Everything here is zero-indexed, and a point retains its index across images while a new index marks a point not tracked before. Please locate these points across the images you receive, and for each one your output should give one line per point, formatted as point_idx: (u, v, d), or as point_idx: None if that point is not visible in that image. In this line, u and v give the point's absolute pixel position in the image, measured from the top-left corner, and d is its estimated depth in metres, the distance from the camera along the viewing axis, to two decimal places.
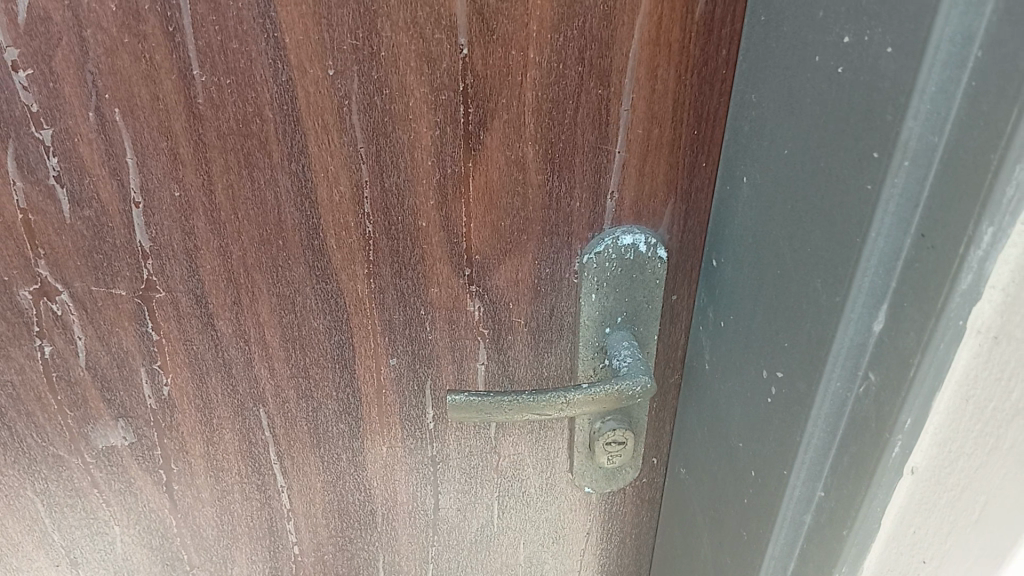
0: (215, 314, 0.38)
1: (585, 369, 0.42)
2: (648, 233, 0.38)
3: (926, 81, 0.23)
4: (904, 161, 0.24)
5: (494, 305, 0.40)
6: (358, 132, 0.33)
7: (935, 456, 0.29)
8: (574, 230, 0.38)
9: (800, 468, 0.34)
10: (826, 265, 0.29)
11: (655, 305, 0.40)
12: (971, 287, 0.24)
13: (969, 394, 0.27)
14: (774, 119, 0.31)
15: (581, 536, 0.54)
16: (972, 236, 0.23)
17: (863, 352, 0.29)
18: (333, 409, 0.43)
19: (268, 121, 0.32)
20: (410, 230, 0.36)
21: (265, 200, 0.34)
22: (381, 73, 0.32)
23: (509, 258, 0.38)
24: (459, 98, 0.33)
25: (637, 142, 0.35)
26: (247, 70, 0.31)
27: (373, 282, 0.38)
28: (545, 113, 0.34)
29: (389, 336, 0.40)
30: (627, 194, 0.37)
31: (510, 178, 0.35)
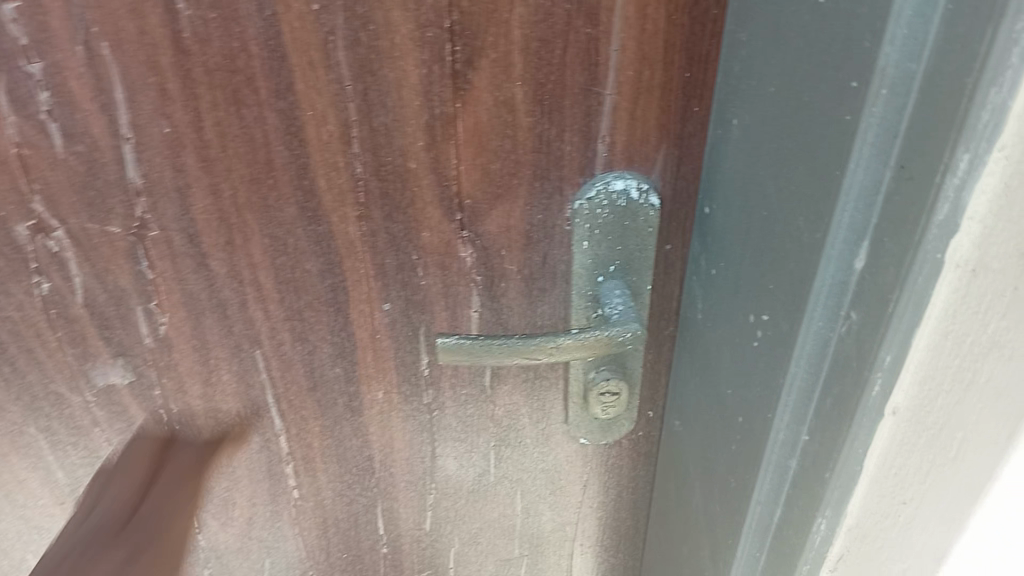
0: (207, 254, 0.38)
1: (578, 317, 0.43)
2: (639, 178, 0.38)
3: (902, 5, 0.22)
4: (882, 89, 0.24)
5: (487, 252, 0.40)
6: (345, 69, 0.33)
7: (915, 395, 0.29)
8: (565, 174, 0.38)
9: (784, 410, 0.34)
10: (808, 201, 0.28)
11: (648, 254, 0.40)
12: (948, 219, 0.24)
13: (948, 331, 0.27)
14: (761, 57, 0.31)
15: (578, 488, 0.54)
16: (947, 163, 0.23)
17: (843, 292, 0.29)
18: (328, 353, 0.43)
19: (254, 57, 0.32)
20: (400, 171, 0.37)
21: (253, 137, 0.34)
22: (367, 8, 0.32)
23: (500, 203, 0.39)
24: (446, 37, 0.33)
25: (627, 84, 0.35)
26: (232, 4, 0.31)
27: (363, 225, 0.38)
28: (533, 52, 0.34)
29: (381, 281, 0.41)
30: (619, 137, 0.37)
31: (499, 120, 0.36)
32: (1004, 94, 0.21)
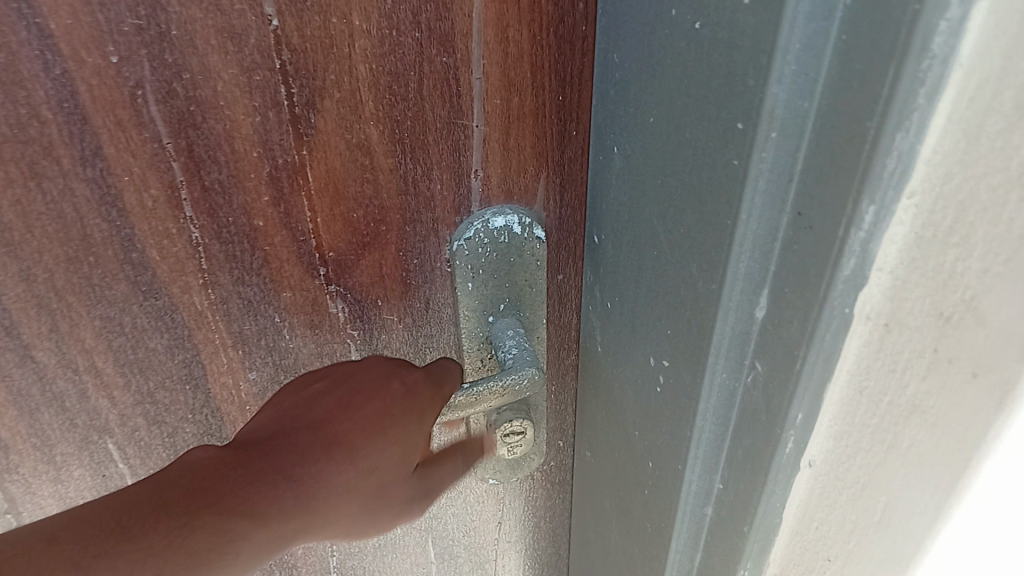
0: (31, 345, 0.35)
1: (472, 362, 0.39)
2: (521, 212, 0.35)
3: (788, 39, 0.20)
4: (772, 132, 0.21)
5: (361, 304, 0.38)
6: (161, 125, 0.30)
7: (832, 450, 0.26)
8: (438, 215, 0.35)
9: (695, 461, 0.31)
10: (700, 247, 0.25)
11: (539, 288, 0.37)
12: (854, 273, 0.21)
13: (862, 385, 0.23)
14: (636, 83, 0.27)
15: (493, 526, 0.51)
16: (852, 215, 0.20)
17: (746, 341, 0.26)
18: (191, 433, 0.41)
19: (48, 123, 0.29)
20: (245, 231, 0.34)
21: (63, 213, 0.31)
22: (177, 55, 0.28)
23: (370, 252, 0.36)
24: (278, 78, 0.29)
25: (496, 113, 0.32)
26: (10, 64, 0.27)
27: (212, 293, 0.35)
28: (384, 88, 0.30)
29: (244, 349, 0.38)
30: (494, 170, 0.34)
31: (354, 164, 0.32)
32: (909, 138, 0.18)
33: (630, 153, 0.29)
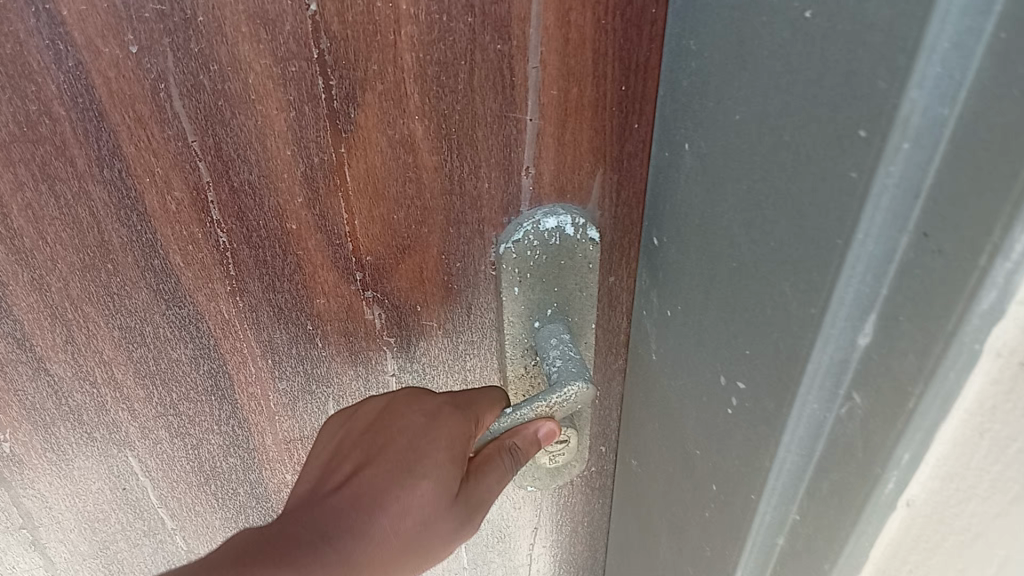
0: (45, 357, 0.34)
1: (514, 367, 0.36)
2: (575, 212, 0.32)
3: (937, 36, 0.16)
4: (903, 142, 0.18)
5: (398, 311, 0.35)
6: (186, 122, 0.27)
7: (938, 491, 0.23)
8: (484, 215, 0.32)
9: (770, 493, 0.28)
10: (797, 265, 0.22)
11: (590, 293, 0.34)
12: (993, 307, 0.18)
13: (985, 428, 0.21)
14: (720, 77, 0.24)
15: (528, 531, 0.49)
16: (998, 245, 0.17)
17: (844, 371, 0.23)
18: (218, 443, 0.40)
19: (61, 120, 0.27)
20: (276, 233, 0.31)
21: (78, 217, 0.30)
22: (204, 45, 0.25)
23: (409, 256, 0.33)
24: (316, 69, 0.26)
25: (553, 104, 0.29)
26: (18, 56, 0.25)
27: (242, 299, 0.34)
28: (432, 80, 0.27)
29: (272, 356, 0.36)
30: (546, 169, 0.30)
31: (395, 162, 0.29)
32: None
33: (704, 155, 0.26)
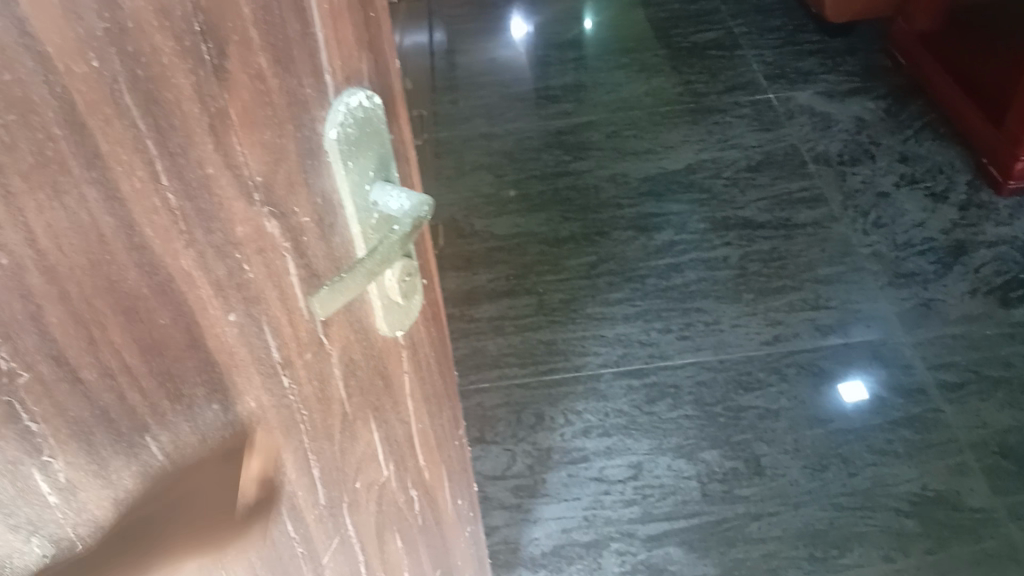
0: (77, 369, 0.37)
1: (360, 202, 0.49)
2: (363, 91, 0.47)
3: None
4: None
5: (285, 217, 0.45)
6: (134, 108, 0.35)
7: None
8: (316, 114, 0.44)
9: None
10: None
11: (383, 147, 0.49)
12: None
13: None
14: None
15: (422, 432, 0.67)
16: None
17: None
18: (205, 395, 0.44)
19: (60, 142, 0.33)
20: (202, 180, 0.39)
21: (81, 221, 0.35)
22: (134, 44, 0.34)
23: (279, 164, 0.43)
24: (201, 37, 0.36)
25: (328, 15, 0.42)
26: (25, 100, 0.31)
27: (191, 250, 0.40)
28: (259, 18, 0.39)
29: (222, 296, 0.43)
30: (337, 65, 0.44)
31: (256, 92, 0.40)
32: None
33: None
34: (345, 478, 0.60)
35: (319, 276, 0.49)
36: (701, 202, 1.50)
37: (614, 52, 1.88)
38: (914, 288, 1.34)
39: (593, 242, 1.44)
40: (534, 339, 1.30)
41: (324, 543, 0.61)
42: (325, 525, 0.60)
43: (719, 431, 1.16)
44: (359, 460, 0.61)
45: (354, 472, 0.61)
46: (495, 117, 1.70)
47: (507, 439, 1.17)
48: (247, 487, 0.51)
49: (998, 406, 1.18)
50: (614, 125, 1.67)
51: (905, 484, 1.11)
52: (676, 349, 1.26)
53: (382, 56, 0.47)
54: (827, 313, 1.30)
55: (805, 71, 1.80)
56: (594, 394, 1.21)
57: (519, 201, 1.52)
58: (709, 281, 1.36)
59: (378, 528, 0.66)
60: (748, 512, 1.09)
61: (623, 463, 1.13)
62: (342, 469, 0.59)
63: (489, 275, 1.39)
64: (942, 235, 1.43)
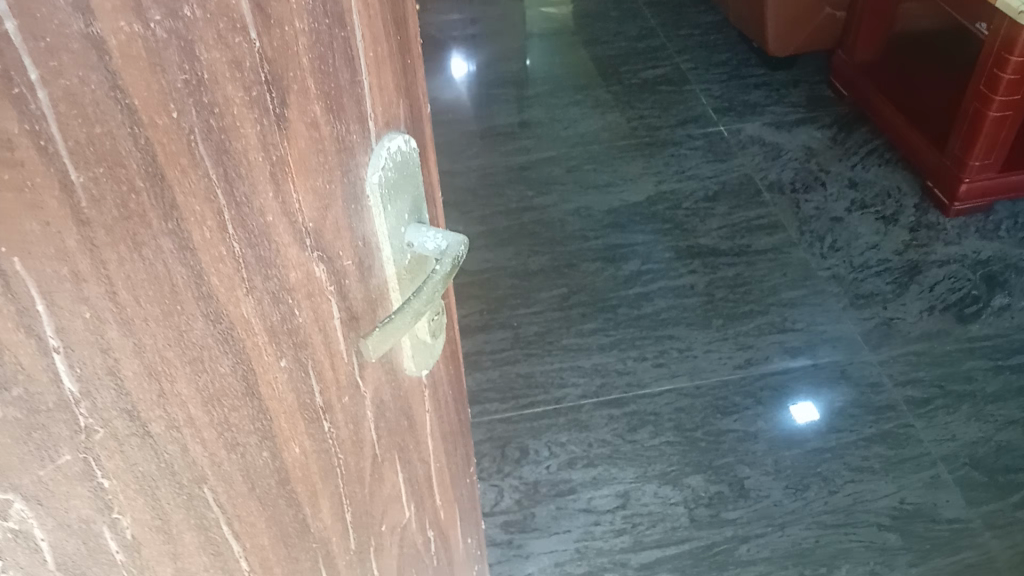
0: (147, 420, 0.37)
1: (395, 246, 0.47)
2: (401, 134, 0.45)
3: None
4: None
5: (333, 263, 0.44)
6: (208, 159, 0.34)
7: None
8: (361, 159, 0.43)
9: None
10: None
11: (416, 189, 0.48)
12: None
13: None
14: None
15: (436, 476, 0.65)
16: None
17: None
18: (256, 442, 0.44)
19: (142, 194, 0.32)
20: (262, 229, 0.38)
21: (157, 272, 0.34)
22: (210, 95, 0.33)
23: (329, 210, 0.42)
24: (264, 87, 0.35)
25: (374, 61, 0.41)
26: (114, 152, 0.31)
27: (251, 297, 0.39)
28: (316, 67, 0.38)
29: (275, 343, 0.42)
30: (380, 111, 0.43)
31: (311, 141, 0.39)
32: None
33: None
34: (372, 522, 0.58)
35: (359, 322, 0.47)
36: (665, 231, 1.68)
37: (569, 90, 2.06)
38: (875, 307, 1.51)
39: (564, 274, 1.60)
40: (512, 372, 1.43)
41: None
42: (353, 571, 0.59)
43: (701, 455, 1.30)
44: (386, 502, 0.59)
45: (379, 515, 0.59)
46: (455, 155, 1.88)
47: (492, 476, 1.29)
48: (289, 535, 0.50)
49: (965, 420, 1.33)
50: (575, 159, 1.86)
51: (884, 499, 1.24)
52: (653, 377, 1.41)
53: (414, 101, 0.47)
54: (794, 335, 1.46)
55: (752, 103, 2.00)
56: (575, 425, 1.34)
57: (487, 237, 1.68)
58: (679, 308, 1.52)
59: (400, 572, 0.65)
60: (735, 535, 1.21)
61: (611, 492, 1.26)
62: (370, 513, 0.57)
63: (463, 311, 1.53)
64: (897, 256, 1.61)
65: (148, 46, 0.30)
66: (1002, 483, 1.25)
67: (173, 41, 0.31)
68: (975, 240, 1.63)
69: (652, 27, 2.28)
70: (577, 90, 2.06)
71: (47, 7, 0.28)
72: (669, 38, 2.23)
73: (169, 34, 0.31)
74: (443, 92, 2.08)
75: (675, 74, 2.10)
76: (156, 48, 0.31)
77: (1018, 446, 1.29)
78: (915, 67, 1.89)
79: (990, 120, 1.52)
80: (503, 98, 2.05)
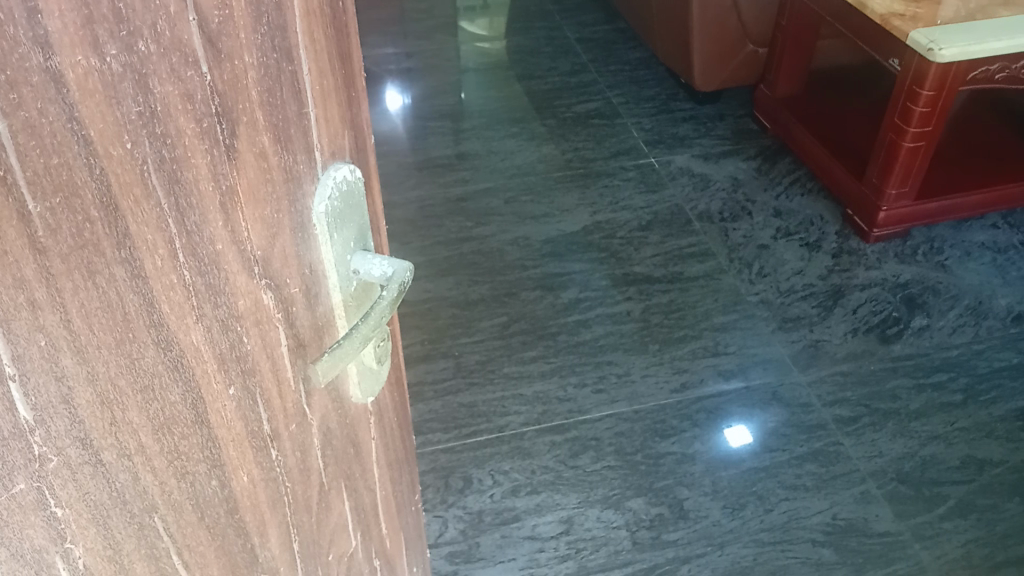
0: (100, 448, 0.37)
1: (341, 273, 0.48)
2: (345, 166, 0.47)
3: None
4: None
5: (280, 291, 0.44)
6: (160, 190, 0.35)
7: None
8: (306, 188, 0.44)
9: None
10: None
11: (361, 218, 0.49)
12: None
13: None
14: None
15: (382, 506, 0.65)
16: None
17: None
18: (205, 470, 0.44)
19: (98, 224, 0.33)
20: (212, 258, 0.39)
21: (111, 301, 0.35)
22: (163, 127, 0.34)
23: (277, 238, 0.43)
24: (215, 120, 0.36)
25: (319, 95, 0.43)
26: (70, 181, 0.31)
27: (201, 324, 0.40)
28: (264, 100, 0.39)
29: (224, 371, 0.43)
30: (325, 142, 0.45)
31: (259, 171, 0.40)
32: None
33: None
34: (319, 552, 0.58)
35: (306, 348, 0.48)
36: (601, 259, 1.71)
37: (505, 123, 2.10)
38: (802, 330, 1.57)
39: (504, 303, 1.62)
40: (454, 403, 1.43)
41: None
42: None
43: (641, 478, 1.32)
44: (333, 532, 0.59)
45: (326, 544, 0.59)
46: (393, 187, 1.89)
47: (437, 506, 1.29)
48: (238, 565, 0.50)
49: (891, 437, 1.38)
50: (512, 190, 1.89)
51: (818, 515, 1.28)
52: (593, 403, 1.43)
53: (357, 134, 0.48)
54: (726, 358, 1.51)
55: (681, 136, 2.06)
56: (518, 453, 1.35)
57: (428, 267, 1.69)
58: (616, 335, 1.56)
59: None
60: (678, 556, 1.23)
61: (554, 518, 1.27)
62: (317, 542, 0.58)
63: (404, 342, 1.54)
64: (821, 281, 1.67)
65: (104, 79, 0.31)
66: (928, 496, 1.30)
67: (128, 75, 0.32)
68: (894, 263, 1.71)
69: (583, 63, 2.34)
70: (514, 123, 2.10)
71: (9, 41, 0.28)
72: (600, 73, 2.30)
73: (125, 68, 0.32)
74: (380, 125, 2.09)
75: (607, 108, 2.16)
76: (112, 81, 0.32)
77: (942, 460, 1.35)
78: (833, 101, 1.98)
79: (905, 149, 1.60)
80: (438, 131, 2.07)
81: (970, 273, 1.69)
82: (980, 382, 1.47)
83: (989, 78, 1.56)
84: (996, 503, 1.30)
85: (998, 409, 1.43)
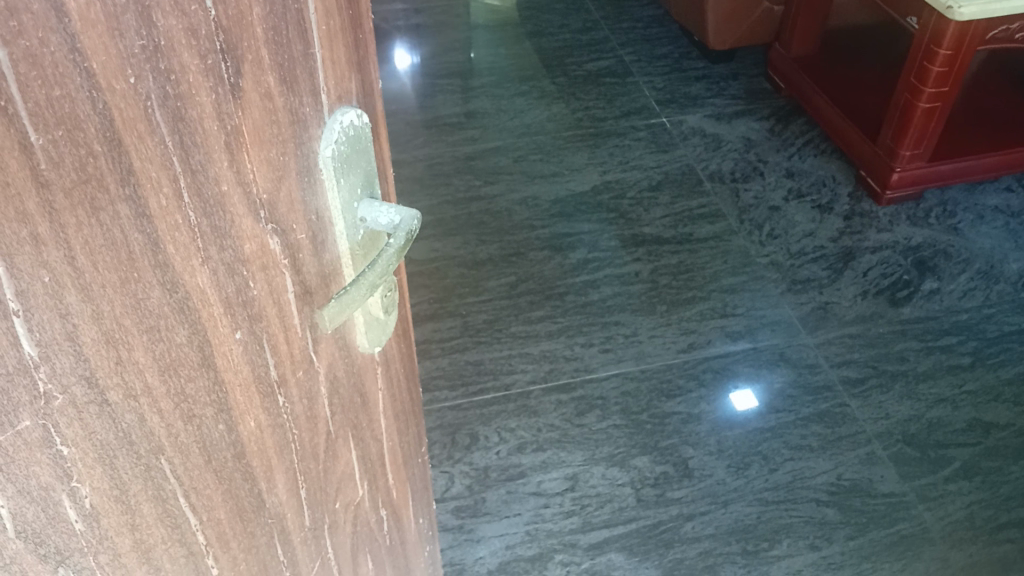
0: (106, 387, 0.37)
1: (346, 220, 0.48)
2: (352, 110, 0.46)
3: None
4: None
5: (286, 236, 0.44)
6: (164, 128, 0.35)
7: None
8: (312, 132, 0.43)
9: None
10: None
11: (368, 164, 0.49)
12: None
13: None
14: None
15: (388, 458, 0.66)
16: None
17: None
18: (211, 414, 0.44)
19: (101, 159, 0.33)
20: (218, 199, 0.39)
21: (115, 239, 0.35)
22: (167, 63, 0.34)
23: (282, 183, 0.42)
24: (219, 57, 0.36)
25: (325, 36, 0.42)
26: (71, 112, 0.31)
27: (206, 268, 0.40)
28: (270, 38, 0.38)
29: (229, 316, 0.42)
30: (331, 84, 0.44)
31: (264, 111, 0.40)
32: None
33: None
34: (326, 499, 0.59)
35: (313, 295, 0.48)
36: (610, 220, 1.70)
37: (515, 81, 2.08)
38: (811, 293, 1.56)
39: (512, 263, 1.62)
40: (462, 361, 1.44)
41: (307, 565, 0.60)
42: (308, 547, 0.59)
43: (646, 437, 1.33)
44: (339, 481, 0.59)
45: (333, 493, 0.59)
46: (401, 145, 1.88)
47: (444, 462, 1.30)
48: (246, 510, 0.50)
49: (898, 399, 1.38)
50: (521, 149, 1.88)
51: (822, 475, 1.28)
52: (600, 363, 1.44)
53: (363, 76, 0.47)
54: (734, 320, 1.51)
55: (693, 96, 2.04)
56: (525, 411, 1.36)
57: (436, 226, 1.69)
58: (625, 295, 1.55)
59: (353, 550, 0.65)
60: (681, 513, 1.24)
61: (560, 475, 1.28)
62: (324, 490, 0.58)
63: (412, 301, 1.54)
64: (832, 243, 1.66)
65: (106, 10, 0.31)
66: (933, 458, 1.30)
67: (131, 7, 0.31)
68: (906, 226, 1.69)
69: (595, 20, 2.31)
70: (524, 81, 2.08)
71: None
72: (612, 31, 2.27)
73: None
74: (390, 83, 2.08)
75: (618, 66, 2.13)
76: (114, 13, 0.31)
77: (948, 422, 1.35)
78: (848, 61, 1.95)
79: (921, 111, 1.58)
80: (448, 89, 2.05)
81: (983, 237, 1.67)
82: (989, 346, 1.46)
83: (1008, 37, 1.53)
84: (1001, 467, 1.30)
85: (1006, 372, 1.42)
